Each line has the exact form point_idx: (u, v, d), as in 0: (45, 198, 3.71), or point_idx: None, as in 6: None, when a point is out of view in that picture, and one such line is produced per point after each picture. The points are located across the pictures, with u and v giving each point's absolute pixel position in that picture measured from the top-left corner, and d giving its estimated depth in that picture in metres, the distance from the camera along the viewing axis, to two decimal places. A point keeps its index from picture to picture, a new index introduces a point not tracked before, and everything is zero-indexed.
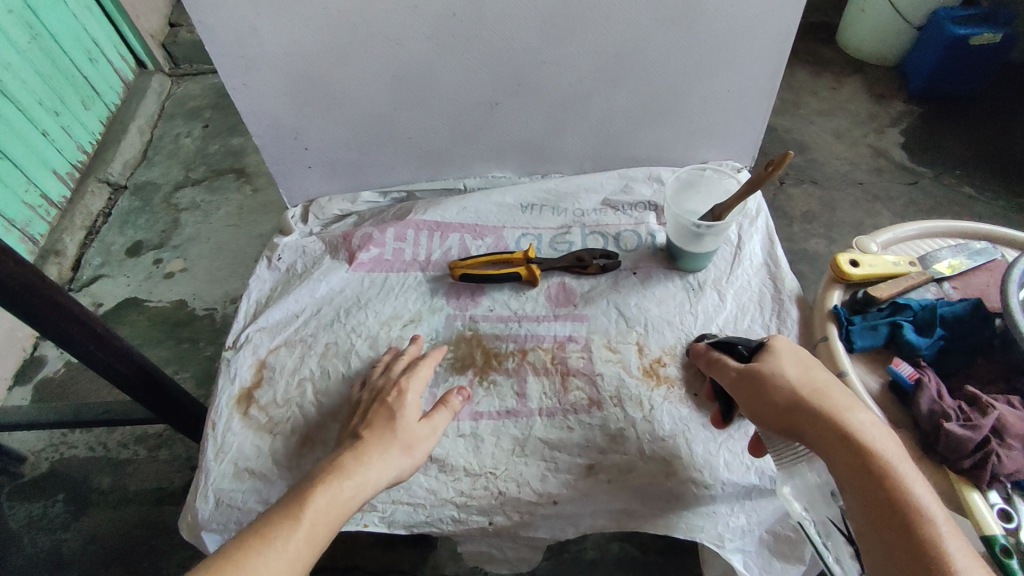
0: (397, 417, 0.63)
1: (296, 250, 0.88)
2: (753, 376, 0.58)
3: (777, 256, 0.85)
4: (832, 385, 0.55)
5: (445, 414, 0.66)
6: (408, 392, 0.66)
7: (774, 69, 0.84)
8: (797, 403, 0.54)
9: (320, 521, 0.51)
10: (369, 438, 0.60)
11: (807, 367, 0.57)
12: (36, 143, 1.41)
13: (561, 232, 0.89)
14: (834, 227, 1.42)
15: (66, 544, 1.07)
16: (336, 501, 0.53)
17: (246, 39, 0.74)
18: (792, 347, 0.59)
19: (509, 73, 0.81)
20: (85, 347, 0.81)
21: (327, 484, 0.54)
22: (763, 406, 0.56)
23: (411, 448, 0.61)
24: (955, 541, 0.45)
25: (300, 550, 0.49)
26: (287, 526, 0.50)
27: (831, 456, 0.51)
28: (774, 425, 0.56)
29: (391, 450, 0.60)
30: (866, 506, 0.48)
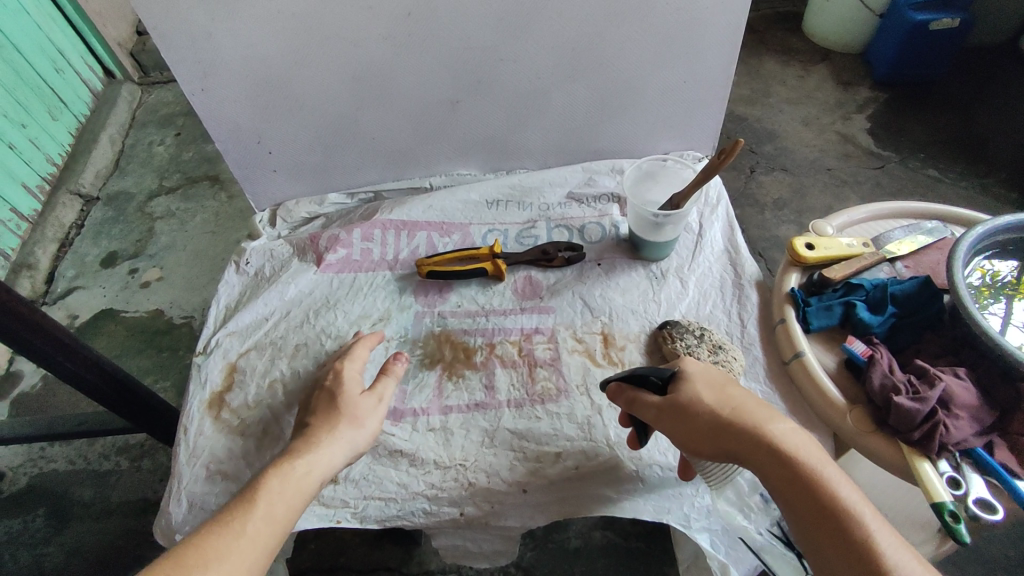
0: (337, 395, 0.64)
1: (264, 254, 0.89)
2: (671, 407, 0.56)
3: (737, 243, 0.87)
4: (748, 401, 0.54)
5: (390, 380, 0.68)
6: (347, 371, 0.68)
7: (728, 60, 0.86)
8: (719, 427, 0.53)
9: (276, 502, 0.51)
10: (315, 422, 0.62)
11: (721, 386, 0.56)
12: (3, 156, 1.39)
13: (526, 227, 0.90)
14: (804, 213, 1.45)
15: (48, 558, 1.06)
16: (289, 482, 0.54)
17: (202, 44, 0.74)
18: (700, 368, 0.58)
19: (467, 71, 0.82)
20: (54, 358, 0.81)
21: (277, 468, 0.55)
22: (688, 437, 0.55)
23: (358, 420, 0.62)
24: (896, 539, 0.44)
25: (258, 531, 0.49)
26: (241, 511, 0.50)
27: (765, 474, 0.50)
28: (705, 452, 0.54)
29: (340, 426, 0.61)
30: (807, 520, 0.47)
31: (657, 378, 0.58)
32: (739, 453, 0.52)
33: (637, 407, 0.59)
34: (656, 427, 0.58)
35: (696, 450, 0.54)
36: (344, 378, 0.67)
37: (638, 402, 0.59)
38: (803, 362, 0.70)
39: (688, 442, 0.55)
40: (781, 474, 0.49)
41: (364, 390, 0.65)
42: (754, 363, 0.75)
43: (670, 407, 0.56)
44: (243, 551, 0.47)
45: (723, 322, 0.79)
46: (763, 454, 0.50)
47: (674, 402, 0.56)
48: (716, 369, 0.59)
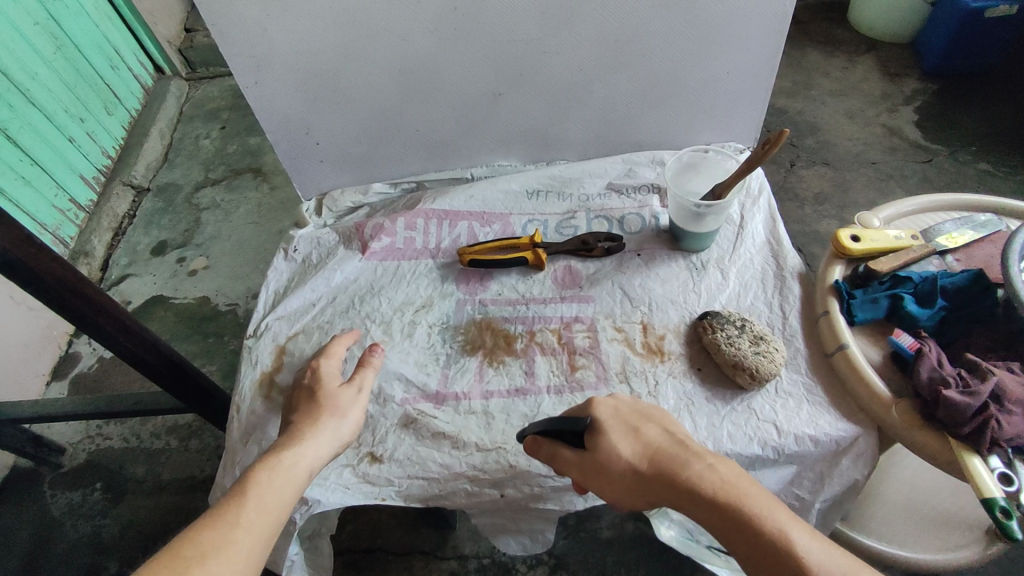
0: (317, 390, 0.66)
1: (311, 242, 0.92)
2: (588, 463, 0.58)
3: (779, 234, 0.86)
4: (663, 447, 0.56)
5: (369, 372, 0.69)
6: (325, 367, 0.69)
7: (774, 50, 0.85)
8: (642, 478, 0.55)
9: (268, 496, 0.52)
10: (300, 418, 0.63)
11: (634, 433, 0.58)
12: (63, 149, 1.47)
13: (566, 217, 0.91)
14: (847, 207, 1.42)
15: (105, 529, 1.12)
16: (278, 474, 0.54)
17: (257, 39, 0.77)
18: (610, 415, 0.59)
19: (511, 64, 0.84)
20: (115, 338, 0.85)
21: (266, 462, 0.55)
22: (614, 491, 0.57)
23: (340, 411, 0.64)
24: (823, 547, 0.46)
25: (256, 523, 0.50)
26: (234, 505, 0.50)
27: (695, 514, 0.52)
28: (632, 500, 0.56)
29: (322, 419, 0.62)
30: (744, 554, 0.49)
31: (571, 431, 0.59)
32: (668, 498, 0.54)
33: (559, 464, 0.60)
34: (580, 480, 0.59)
35: (627, 501, 0.57)
36: (319, 375, 0.68)
37: (558, 457, 0.60)
38: (847, 354, 0.69)
39: (615, 495, 0.57)
40: (710, 517, 0.51)
41: (340, 385, 0.67)
42: (797, 355, 0.74)
43: (590, 464, 0.58)
44: (243, 542, 0.48)
45: (764, 314, 0.79)
46: (690, 499, 0.52)
47: (592, 459, 0.57)
48: (627, 406, 0.60)
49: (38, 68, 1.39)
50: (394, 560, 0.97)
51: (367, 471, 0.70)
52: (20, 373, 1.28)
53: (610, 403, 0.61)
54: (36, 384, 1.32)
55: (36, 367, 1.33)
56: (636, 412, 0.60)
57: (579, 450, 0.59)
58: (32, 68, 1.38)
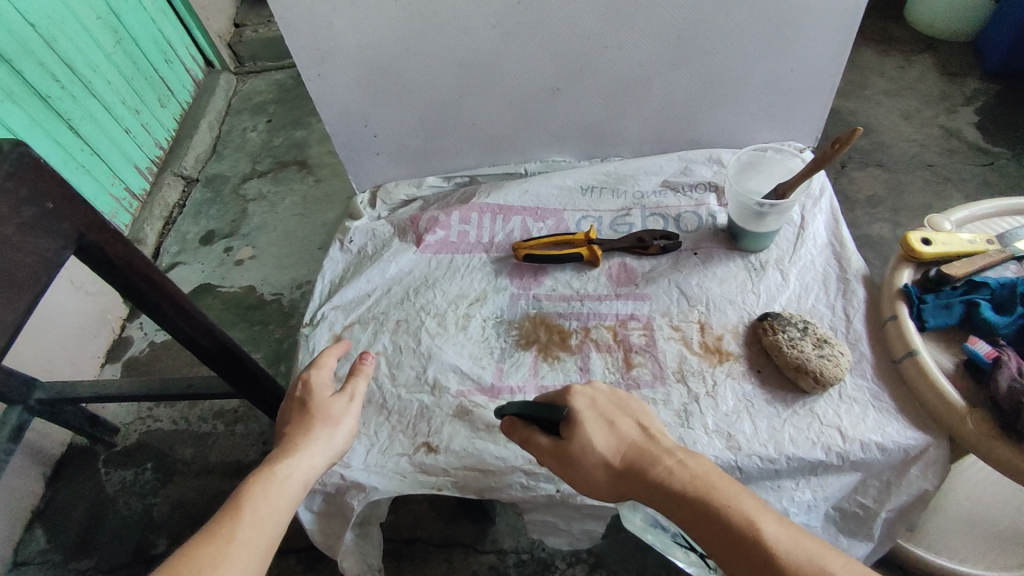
0: (309, 401, 0.65)
1: (367, 233, 0.93)
2: (561, 453, 0.59)
3: (842, 236, 0.83)
4: (637, 442, 0.57)
5: (360, 381, 0.68)
6: (318, 376, 0.68)
7: (842, 47, 0.82)
8: (614, 471, 0.56)
9: (261, 510, 0.53)
10: (291, 431, 0.62)
11: (609, 426, 0.59)
12: (119, 139, 1.52)
13: (621, 214, 0.90)
14: (901, 211, 1.38)
15: (156, 508, 1.16)
16: (271, 488, 0.55)
17: (322, 32, 0.78)
18: (586, 406, 0.60)
19: (571, 59, 0.83)
20: (175, 322, 0.88)
21: (259, 475, 0.56)
22: (585, 481, 0.57)
23: (334, 421, 0.63)
24: (790, 533, 0.48)
25: (250, 537, 0.50)
26: (228, 520, 0.51)
27: (665, 507, 0.53)
28: (604, 491, 0.57)
29: (315, 430, 0.61)
30: (716, 546, 0.50)
31: (547, 419, 0.60)
32: (639, 493, 0.55)
33: (533, 451, 0.61)
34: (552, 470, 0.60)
35: (598, 493, 0.58)
36: (309, 386, 0.67)
37: (532, 444, 0.61)
38: (917, 361, 0.67)
39: (586, 486, 0.58)
40: (679, 512, 0.52)
41: (332, 394, 0.66)
42: (862, 360, 0.72)
43: (565, 455, 0.58)
44: (238, 558, 0.48)
45: (826, 317, 0.77)
46: (661, 492, 0.54)
47: (565, 448, 0.58)
48: (603, 398, 0.62)
49: (99, 60, 1.44)
50: (434, 552, 0.97)
51: (424, 461, 0.71)
52: (77, 354, 1.33)
53: (588, 393, 0.62)
54: (91, 365, 1.37)
55: (92, 348, 1.38)
56: (613, 404, 0.61)
57: (553, 439, 0.60)
58: (94, 61, 1.43)
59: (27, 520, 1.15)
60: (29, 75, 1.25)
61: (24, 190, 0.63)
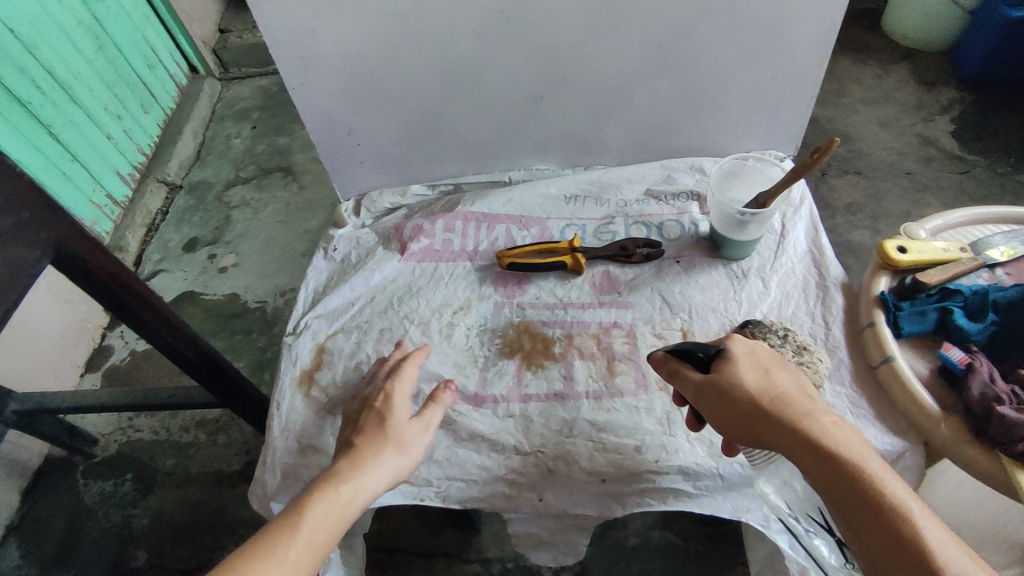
0: (386, 417, 0.62)
1: (351, 241, 0.93)
2: (713, 387, 0.57)
3: (822, 244, 0.84)
4: (794, 398, 0.55)
5: (435, 410, 0.64)
6: (396, 395, 0.65)
7: (820, 58, 0.84)
8: (761, 418, 0.54)
9: (320, 528, 0.51)
10: (361, 444, 0.60)
11: (767, 376, 0.56)
12: (101, 145, 1.50)
13: (604, 222, 0.91)
14: (880, 219, 1.40)
15: (136, 519, 1.14)
16: (333, 507, 0.53)
17: (304, 41, 0.78)
18: (747, 351, 0.58)
19: (553, 68, 0.84)
20: (156, 331, 0.87)
21: (325, 489, 0.54)
22: (729, 418, 0.56)
23: (404, 447, 0.60)
24: (943, 534, 0.46)
25: (301, 558, 0.49)
26: (286, 535, 0.49)
27: (802, 462, 0.52)
28: (739, 433, 0.56)
29: (386, 451, 0.59)
30: (852, 515, 0.48)
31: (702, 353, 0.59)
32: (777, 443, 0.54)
33: (679, 380, 0.60)
34: (695, 401, 0.59)
35: (734, 432, 0.56)
36: (388, 398, 0.65)
37: (681, 374, 0.60)
38: (893, 367, 0.68)
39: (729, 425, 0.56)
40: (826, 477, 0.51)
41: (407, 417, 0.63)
42: (840, 366, 0.73)
43: (715, 392, 0.57)
44: None
45: (805, 324, 0.78)
46: (807, 452, 0.51)
47: (717, 383, 0.57)
48: (765, 350, 0.59)
49: (80, 66, 1.43)
50: (417, 562, 0.97)
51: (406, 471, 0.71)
52: (56, 364, 1.31)
53: (750, 342, 0.59)
54: (70, 375, 1.35)
55: (71, 357, 1.35)
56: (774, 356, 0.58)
57: (705, 375, 0.58)
58: (75, 66, 1.41)
59: (3, 533, 1.12)
60: (9, 81, 1.23)
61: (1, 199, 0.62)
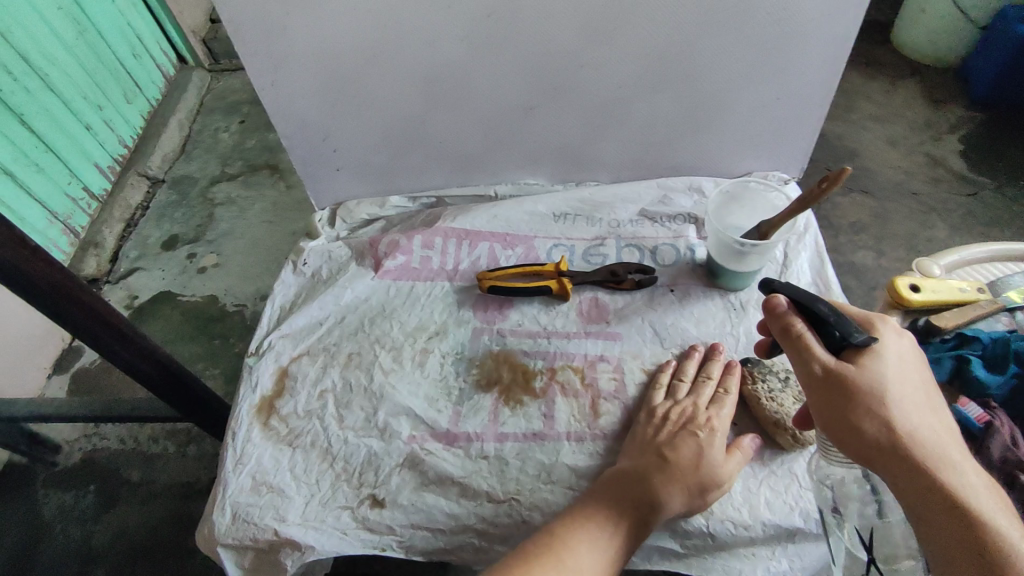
0: (704, 455, 0.61)
1: (322, 255, 0.86)
2: (835, 376, 0.54)
3: (827, 277, 0.78)
4: (934, 426, 0.51)
5: (739, 458, 0.63)
6: (716, 428, 0.63)
7: (832, 76, 0.78)
8: (890, 432, 0.51)
9: (638, 528, 0.56)
10: (674, 463, 0.60)
11: (913, 392, 0.52)
12: (79, 136, 1.43)
13: (595, 244, 0.85)
14: (886, 240, 1.34)
15: (96, 536, 1.07)
16: (652, 512, 0.57)
17: (277, 38, 0.72)
18: (900, 353, 0.54)
19: (547, 76, 0.78)
20: (111, 345, 0.81)
21: (648, 493, 0.58)
22: (843, 413, 0.53)
23: (705, 491, 0.59)
24: None
25: (615, 551, 0.55)
26: (614, 525, 0.56)
27: (911, 480, 0.49)
28: (846, 431, 0.53)
29: (689, 487, 0.59)
30: (952, 547, 0.46)
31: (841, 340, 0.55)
32: (891, 455, 0.51)
33: (800, 356, 0.57)
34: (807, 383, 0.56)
35: (840, 428, 0.54)
36: (711, 424, 0.64)
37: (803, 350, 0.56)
38: None
39: (840, 426, 0.53)
40: (940, 513, 0.47)
41: (724, 457, 0.62)
42: None
43: (842, 383, 0.53)
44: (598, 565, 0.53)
45: None
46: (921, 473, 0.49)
47: (844, 374, 0.53)
48: (911, 357, 0.54)
49: (58, 53, 1.36)
50: None
51: (367, 516, 0.66)
52: (19, 366, 1.24)
53: (900, 344, 0.55)
54: (36, 377, 1.28)
55: (37, 359, 1.28)
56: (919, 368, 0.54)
57: (831, 362, 0.55)
58: (53, 53, 1.34)
59: None
60: None
61: None
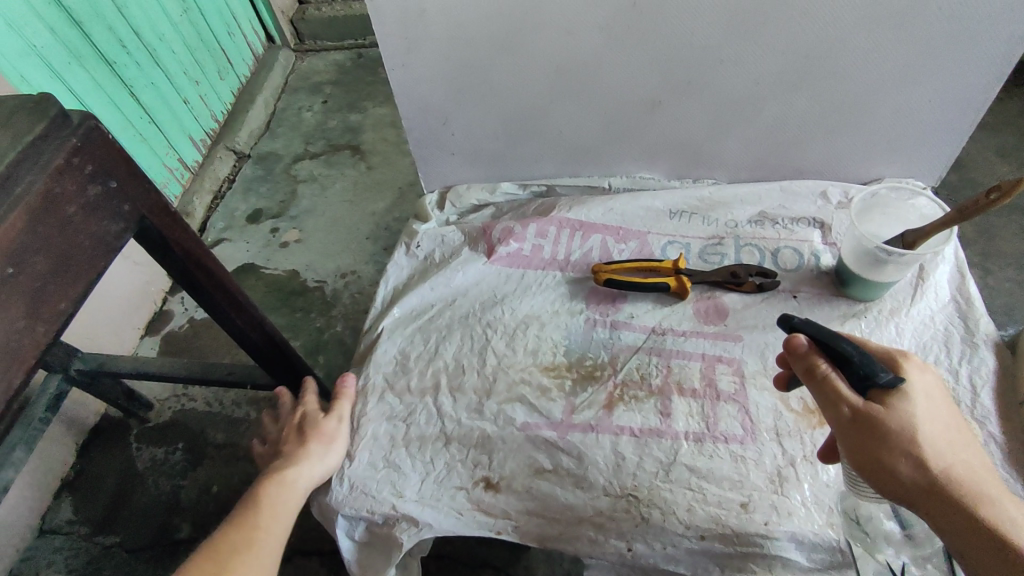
0: (305, 423, 0.68)
1: (435, 238, 0.87)
2: (868, 418, 0.48)
3: (969, 294, 0.74)
4: (968, 461, 0.47)
5: (345, 402, 0.71)
6: (307, 399, 0.71)
7: (989, 82, 0.73)
8: (928, 475, 0.47)
9: (280, 511, 0.58)
10: (290, 446, 0.66)
11: (946, 429, 0.48)
12: (178, 109, 1.48)
13: (712, 243, 0.82)
14: (992, 257, 1.23)
15: (183, 491, 1.05)
16: (284, 493, 0.60)
17: (413, 20, 0.72)
18: (927, 389, 0.49)
19: (680, 70, 0.75)
20: (225, 312, 0.82)
21: (266, 484, 0.60)
22: (878, 456, 0.48)
23: (330, 440, 0.67)
24: None
25: (274, 535, 0.55)
26: (251, 521, 0.56)
27: (957, 528, 0.46)
28: (878, 474, 0.48)
29: (315, 446, 0.66)
30: None
31: (865, 379, 0.49)
32: (930, 500, 0.47)
33: (824, 395, 0.50)
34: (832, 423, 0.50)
35: (873, 472, 0.49)
36: (303, 412, 0.71)
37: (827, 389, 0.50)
38: None
39: (875, 471, 0.49)
40: (992, 561, 0.44)
41: (326, 415, 0.69)
42: (989, 441, 0.65)
43: (875, 425, 0.48)
44: (263, 546, 0.54)
45: (949, 385, 0.69)
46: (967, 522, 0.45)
47: (879, 417, 0.48)
48: (939, 391, 0.50)
49: (165, 29, 1.40)
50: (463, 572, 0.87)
51: (482, 498, 0.66)
52: (119, 325, 1.27)
53: (924, 377, 0.50)
54: (131, 337, 1.31)
55: (133, 320, 1.31)
56: (947, 403, 0.50)
57: (861, 403, 0.49)
58: (161, 28, 1.39)
59: (57, 487, 1.06)
60: (97, 38, 1.22)
61: (88, 167, 0.55)
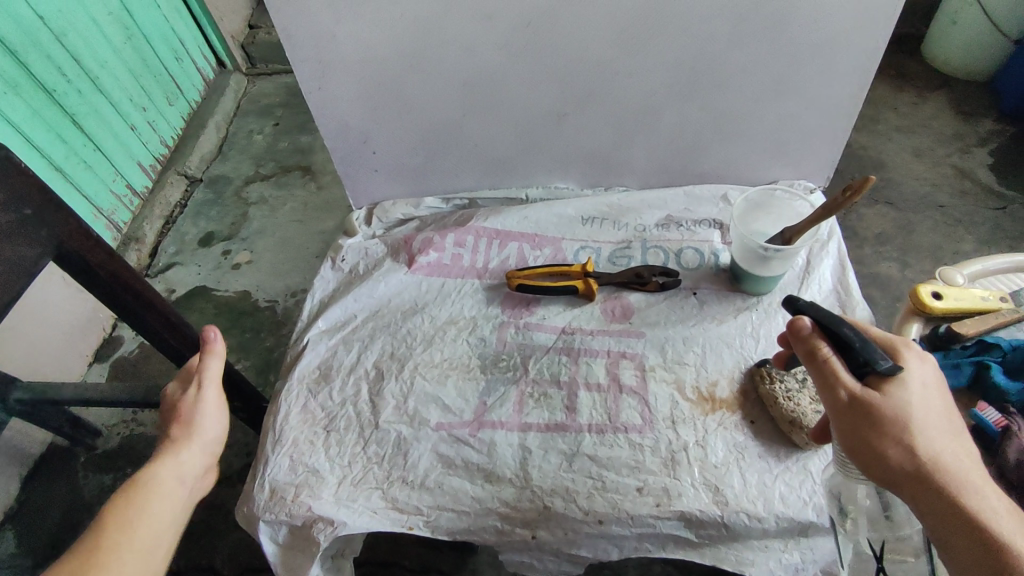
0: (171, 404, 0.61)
1: (359, 252, 0.91)
2: (862, 402, 0.51)
3: (848, 284, 0.80)
4: (957, 453, 0.49)
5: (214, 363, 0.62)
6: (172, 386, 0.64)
7: (858, 86, 0.80)
8: (913, 459, 0.49)
9: (156, 505, 0.52)
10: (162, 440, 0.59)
11: (937, 418, 0.50)
12: (124, 135, 1.49)
13: (621, 247, 0.87)
14: (910, 251, 1.30)
15: None
16: (168, 486, 0.54)
17: (325, 45, 0.76)
18: (925, 379, 0.52)
19: (578, 84, 0.80)
20: (159, 333, 0.80)
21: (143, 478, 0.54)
22: (867, 437, 0.50)
23: (201, 417, 0.59)
24: None
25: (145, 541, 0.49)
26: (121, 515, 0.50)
27: (936, 511, 0.47)
28: (867, 455, 0.51)
29: (184, 429, 0.58)
30: None
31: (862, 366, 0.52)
32: (915, 483, 0.48)
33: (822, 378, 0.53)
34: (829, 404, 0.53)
35: (863, 454, 0.51)
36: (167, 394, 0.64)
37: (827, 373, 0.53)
38: None
39: (863, 451, 0.51)
40: (969, 544, 0.45)
41: (195, 387, 0.61)
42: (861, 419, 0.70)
43: (868, 410, 0.51)
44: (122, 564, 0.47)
45: None
46: (947, 507, 0.47)
47: (872, 401, 0.51)
48: (936, 385, 0.52)
49: (107, 56, 1.42)
50: None
51: (397, 496, 0.69)
52: (65, 351, 1.26)
53: (922, 371, 0.52)
54: (78, 364, 1.30)
55: (81, 347, 1.31)
56: (943, 397, 0.51)
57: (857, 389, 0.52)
58: (101, 56, 1.40)
59: None
60: (34, 67, 1.23)
61: None
